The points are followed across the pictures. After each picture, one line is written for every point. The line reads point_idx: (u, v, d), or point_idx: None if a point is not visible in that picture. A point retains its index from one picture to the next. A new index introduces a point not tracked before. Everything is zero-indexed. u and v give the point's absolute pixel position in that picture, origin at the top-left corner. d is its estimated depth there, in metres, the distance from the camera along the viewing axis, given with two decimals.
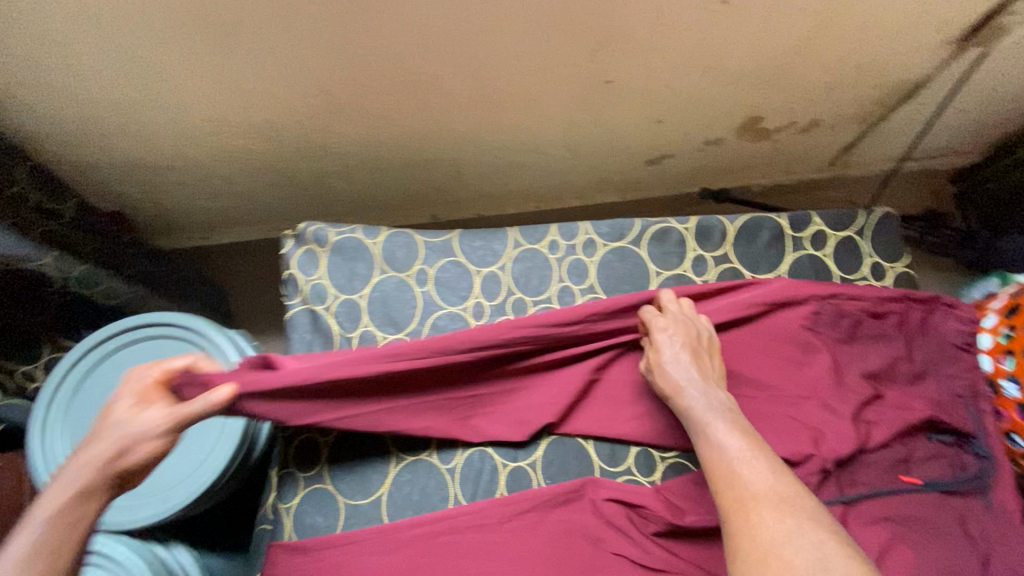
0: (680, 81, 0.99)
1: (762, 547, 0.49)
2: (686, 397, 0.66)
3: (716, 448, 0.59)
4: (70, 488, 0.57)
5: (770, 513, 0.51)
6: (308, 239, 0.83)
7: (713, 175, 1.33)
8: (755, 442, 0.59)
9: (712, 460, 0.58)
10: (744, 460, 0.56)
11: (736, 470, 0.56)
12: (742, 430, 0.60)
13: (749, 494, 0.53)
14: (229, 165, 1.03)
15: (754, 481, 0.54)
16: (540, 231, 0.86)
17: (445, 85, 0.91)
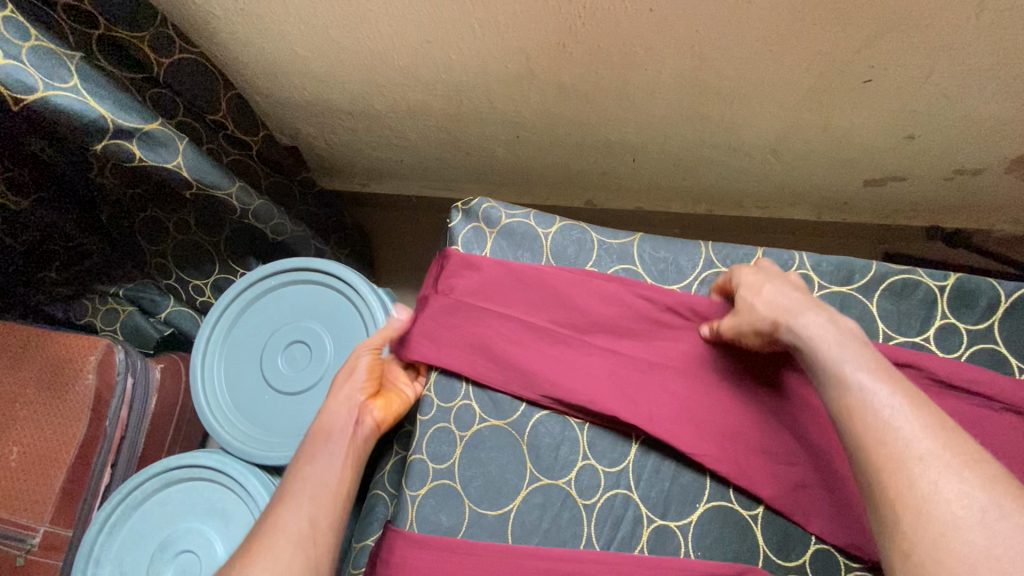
0: (963, 94, 0.76)
1: (927, 520, 0.44)
2: (805, 335, 0.57)
3: (854, 398, 0.51)
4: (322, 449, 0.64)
5: (942, 471, 0.45)
6: (478, 215, 0.77)
7: (944, 211, 1.07)
8: (896, 380, 0.51)
9: (847, 400, 0.51)
10: (895, 410, 0.49)
11: (878, 424, 0.49)
12: (883, 371, 0.52)
13: (910, 454, 0.47)
14: (406, 120, 0.99)
15: (902, 433, 0.48)
16: (740, 254, 0.72)
17: (661, 64, 0.77)
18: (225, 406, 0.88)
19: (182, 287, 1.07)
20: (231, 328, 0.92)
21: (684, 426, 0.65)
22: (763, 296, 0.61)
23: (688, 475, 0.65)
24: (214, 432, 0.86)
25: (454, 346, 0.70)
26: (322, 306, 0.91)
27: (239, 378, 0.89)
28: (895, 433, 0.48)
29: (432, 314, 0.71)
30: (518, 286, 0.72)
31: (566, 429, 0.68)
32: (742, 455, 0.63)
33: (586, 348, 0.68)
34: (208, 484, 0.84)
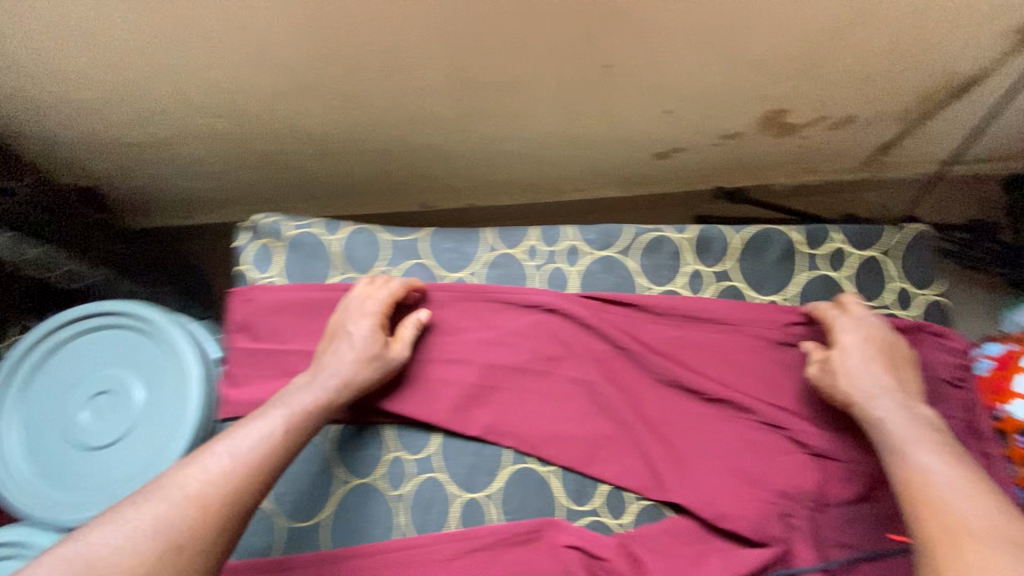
0: (692, 70, 0.88)
1: (956, 570, 0.49)
2: (877, 416, 0.62)
3: (915, 464, 0.57)
4: (265, 425, 0.61)
5: (974, 515, 0.52)
6: (263, 231, 0.76)
7: (728, 173, 1.21)
8: (955, 460, 0.57)
9: (911, 475, 0.57)
10: (947, 480, 0.55)
11: (922, 476, 0.56)
12: (935, 444, 0.59)
13: (955, 513, 0.53)
14: (203, 146, 0.97)
15: (954, 501, 0.54)
16: (518, 235, 0.78)
17: (424, 66, 0.82)
18: (26, 474, 0.81)
19: None
20: (25, 390, 0.85)
21: (473, 401, 0.69)
22: (861, 346, 0.67)
23: (489, 447, 0.69)
24: (16, 502, 0.79)
25: (262, 370, 0.72)
26: (127, 348, 0.86)
27: (39, 441, 0.82)
28: (943, 499, 0.54)
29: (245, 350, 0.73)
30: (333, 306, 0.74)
31: (369, 427, 0.70)
32: (527, 421, 0.69)
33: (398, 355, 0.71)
34: (14, 561, 0.77)
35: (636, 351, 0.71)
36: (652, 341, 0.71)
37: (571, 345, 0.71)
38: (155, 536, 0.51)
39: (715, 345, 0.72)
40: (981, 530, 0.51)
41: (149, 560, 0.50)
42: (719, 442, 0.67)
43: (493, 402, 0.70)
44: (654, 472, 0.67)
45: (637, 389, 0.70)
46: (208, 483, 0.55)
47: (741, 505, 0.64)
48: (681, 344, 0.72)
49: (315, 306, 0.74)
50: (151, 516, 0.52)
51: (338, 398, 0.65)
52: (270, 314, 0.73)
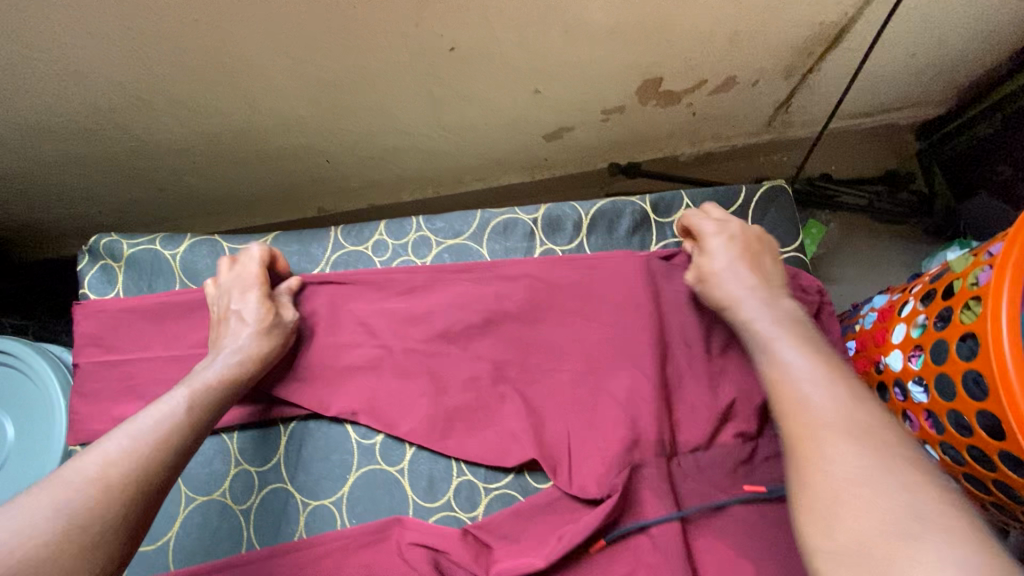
0: (542, 45, 0.85)
1: (826, 477, 0.46)
2: (747, 318, 0.60)
3: (777, 360, 0.55)
4: (171, 401, 0.58)
5: (837, 415, 0.49)
6: (102, 253, 0.75)
7: (627, 148, 1.18)
8: (819, 354, 0.54)
9: (773, 374, 0.54)
10: (808, 375, 0.52)
11: (785, 373, 0.54)
12: (798, 336, 0.56)
13: (811, 403, 0.50)
14: (65, 169, 0.95)
15: (813, 393, 0.51)
16: (365, 231, 0.76)
17: (261, 66, 0.81)
18: None
19: None
20: None
21: (313, 387, 0.68)
22: (728, 251, 0.65)
23: (336, 455, 0.68)
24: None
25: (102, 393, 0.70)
26: None
27: None
28: (803, 394, 0.51)
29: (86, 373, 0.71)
30: (173, 321, 0.71)
31: (215, 443, 0.69)
32: (369, 403, 0.67)
33: None
34: None
35: (478, 324, 0.69)
36: (495, 307, 0.69)
37: (413, 322, 0.70)
38: (60, 519, 0.46)
39: (561, 309, 0.69)
40: (837, 423, 0.48)
41: (51, 541, 0.44)
42: (568, 412, 0.66)
43: (338, 393, 0.68)
44: (498, 442, 0.65)
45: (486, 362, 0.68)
46: (111, 466, 0.50)
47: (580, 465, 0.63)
48: (526, 312, 0.69)
49: (154, 322, 0.71)
50: (51, 504, 0.46)
51: (248, 362, 0.64)
52: (109, 337, 0.71)
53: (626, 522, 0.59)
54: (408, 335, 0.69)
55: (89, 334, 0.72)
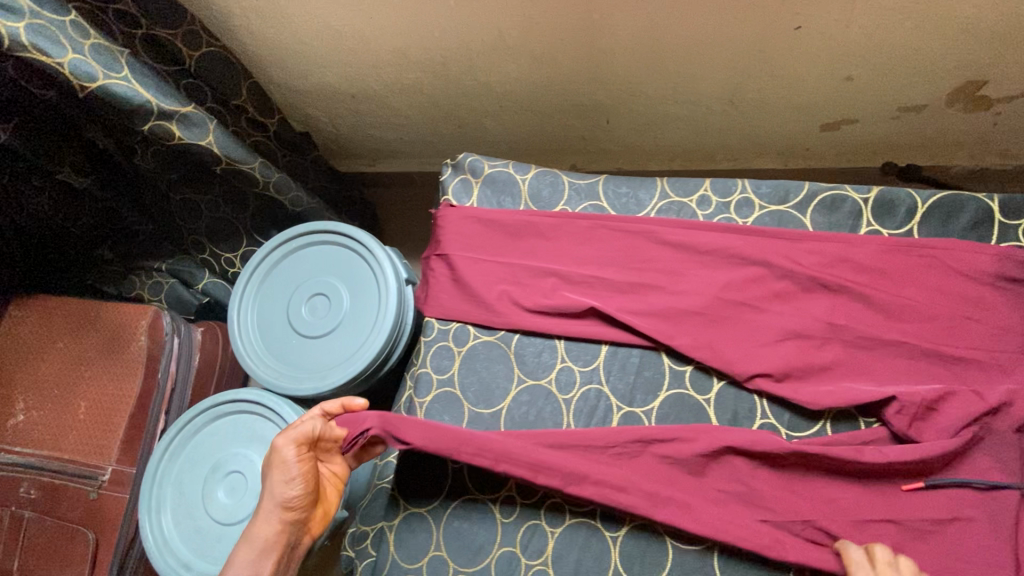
0: (887, 30, 0.86)
1: None
2: None
3: None
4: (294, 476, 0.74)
5: None
6: (465, 168, 0.89)
7: (900, 150, 1.15)
8: None
9: None
10: None
11: None
12: None
13: None
14: (403, 99, 1.12)
15: None
16: (691, 185, 0.83)
17: (617, 27, 0.90)
18: (258, 350, 1.01)
19: (215, 261, 1.22)
20: (260, 285, 1.05)
21: (654, 307, 0.77)
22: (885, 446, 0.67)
23: (650, 369, 0.76)
24: (247, 368, 1.00)
25: (457, 281, 0.84)
26: (337, 261, 1.03)
27: (268, 326, 1.02)
28: None
29: (443, 264, 0.86)
30: (525, 231, 0.84)
31: (546, 339, 0.81)
32: (703, 336, 0.75)
33: (585, 276, 0.80)
34: (248, 416, 0.97)
35: (813, 287, 0.75)
36: (831, 278, 0.74)
37: (750, 274, 0.76)
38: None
39: (894, 290, 0.73)
40: None
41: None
42: (888, 381, 0.70)
43: (664, 319, 0.76)
44: (824, 394, 0.70)
45: (807, 322, 0.73)
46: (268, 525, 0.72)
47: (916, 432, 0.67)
48: (860, 285, 0.73)
49: (506, 230, 0.85)
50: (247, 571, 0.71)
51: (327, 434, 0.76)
52: (467, 235, 0.85)
53: (949, 479, 0.66)
54: (739, 285, 0.76)
55: (450, 231, 0.86)
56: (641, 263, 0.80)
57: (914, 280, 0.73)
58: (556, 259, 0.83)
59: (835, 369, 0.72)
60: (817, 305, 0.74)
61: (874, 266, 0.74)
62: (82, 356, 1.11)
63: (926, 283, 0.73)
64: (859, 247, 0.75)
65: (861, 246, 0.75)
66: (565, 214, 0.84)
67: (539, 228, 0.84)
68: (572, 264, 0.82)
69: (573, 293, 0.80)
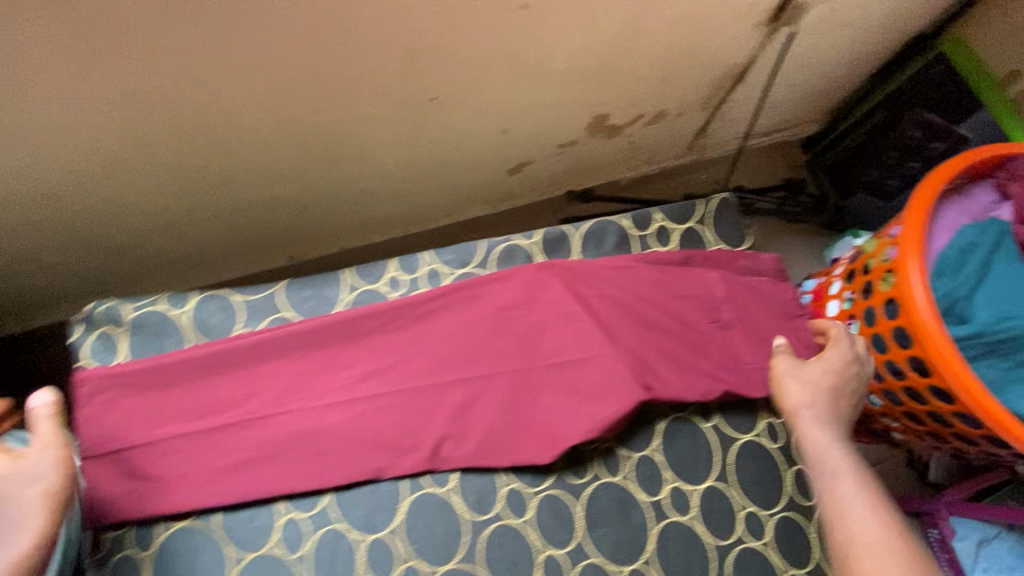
0: (510, 91, 0.96)
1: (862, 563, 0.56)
2: (820, 432, 0.68)
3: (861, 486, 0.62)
4: None
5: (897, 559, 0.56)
6: (99, 320, 0.72)
7: (577, 177, 1.33)
8: (889, 520, 0.59)
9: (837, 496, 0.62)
10: (875, 544, 0.57)
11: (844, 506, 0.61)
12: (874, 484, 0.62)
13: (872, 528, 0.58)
14: (23, 238, 0.90)
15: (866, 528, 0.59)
16: (378, 269, 0.79)
17: (249, 120, 0.84)
18: None
19: None
20: None
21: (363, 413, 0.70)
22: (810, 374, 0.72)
23: (380, 482, 0.69)
24: None
25: (121, 464, 0.67)
26: None
27: None
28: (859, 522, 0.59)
29: (96, 449, 0.67)
30: (192, 373, 0.71)
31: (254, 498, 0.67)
32: (418, 423, 0.70)
33: (278, 406, 0.70)
34: None
35: (504, 335, 0.76)
36: (516, 319, 0.77)
37: (445, 341, 0.75)
38: None
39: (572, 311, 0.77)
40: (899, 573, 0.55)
41: None
42: (596, 403, 0.71)
43: (377, 418, 0.70)
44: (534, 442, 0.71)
45: (509, 371, 0.73)
46: None
47: None
48: (545, 320, 0.77)
49: (172, 380, 0.70)
50: None
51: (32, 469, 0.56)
52: (120, 400, 0.69)
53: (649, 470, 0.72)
54: (440, 359, 0.74)
55: (93, 406, 0.69)
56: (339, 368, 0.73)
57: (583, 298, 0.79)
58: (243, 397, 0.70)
59: (550, 405, 0.72)
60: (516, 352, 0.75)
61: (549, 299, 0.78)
62: None
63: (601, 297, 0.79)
64: (548, 289, 0.78)
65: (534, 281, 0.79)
66: (239, 335, 0.73)
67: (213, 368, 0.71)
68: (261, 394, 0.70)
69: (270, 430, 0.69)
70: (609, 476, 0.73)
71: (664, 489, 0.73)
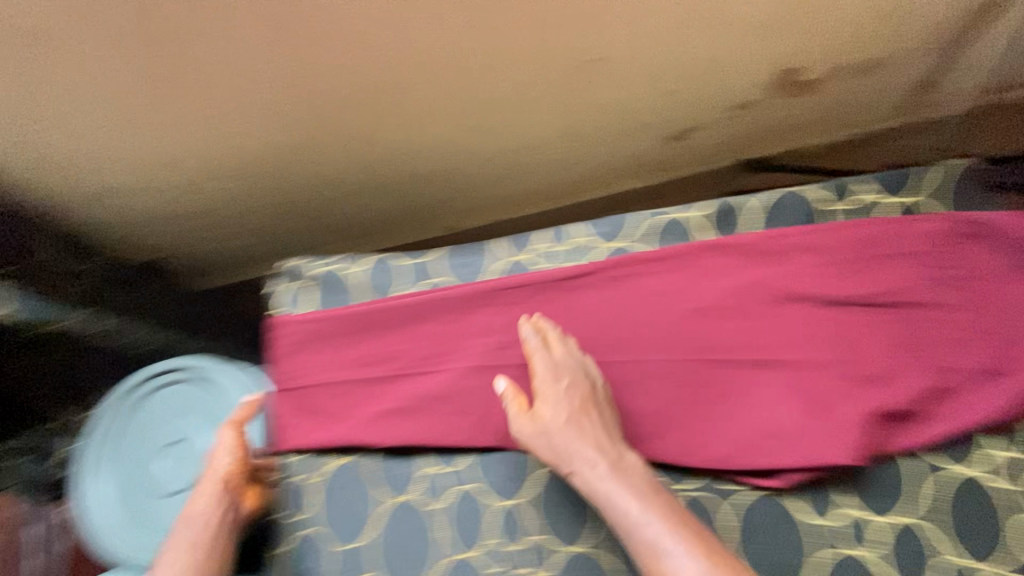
0: (680, 46, 0.87)
1: None
2: (593, 489, 0.61)
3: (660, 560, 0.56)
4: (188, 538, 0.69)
5: None
6: (294, 276, 0.84)
7: (751, 144, 1.17)
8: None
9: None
10: None
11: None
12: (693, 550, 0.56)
13: None
14: (239, 205, 1.06)
15: None
16: (524, 242, 0.81)
17: (419, 94, 0.88)
18: (118, 524, 0.91)
19: (74, 425, 1.10)
20: (115, 449, 0.96)
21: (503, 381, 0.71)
22: (550, 412, 0.65)
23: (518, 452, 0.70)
24: (95, 532, 0.91)
25: (300, 399, 0.77)
26: (195, 404, 0.96)
27: (130, 487, 0.93)
28: None
29: (283, 384, 0.78)
30: (358, 327, 0.77)
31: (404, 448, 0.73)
32: None
33: (428, 365, 0.74)
34: None
35: (652, 318, 0.70)
36: (667, 301, 0.71)
37: (589, 317, 0.73)
38: None
39: (732, 297, 0.69)
40: None
41: None
42: (771, 407, 0.64)
43: (518, 390, 0.71)
44: (680, 435, 0.66)
45: (656, 355, 0.69)
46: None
47: (784, 463, 0.62)
48: (701, 304, 0.70)
49: (341, 332, 0.78)
50: None
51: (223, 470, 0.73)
52: (301, 344, 0.79)
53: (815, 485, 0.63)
54: (583, 338, 0.72)
55: (281, 348, 0.79)
56: (486, 333, 0.74)
57: (747, 282, 0.69)
58: (399, 352, 0.76)
59: (696, 396, 0.67)
60: (666, 336, 0.69)
61: (706, 281, 0.71)
62: None
63: (779, 286, 0.68)
64: (721, 275, 0.71)
65: (691, 261, 0.72)
66: (397, 296, 0.79)
67: (374, 324, 0.77)
68: (414, 352, 0.75)
69: (420, 386, 0.73)
70: (769, 492, 0.64)
71: (838, 515, 0.62)
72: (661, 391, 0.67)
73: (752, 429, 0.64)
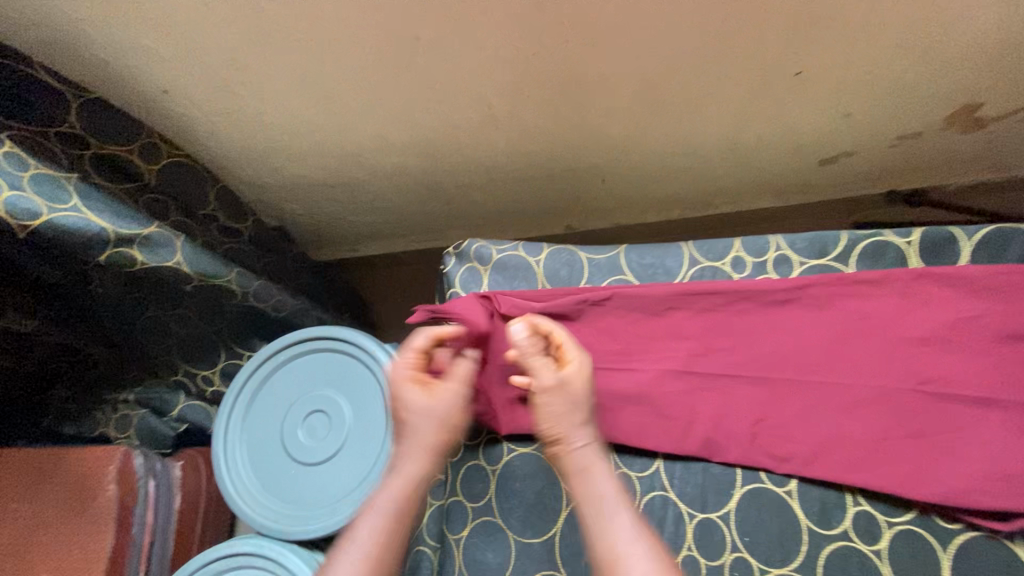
0: (883, 69, 0.84)
1: None
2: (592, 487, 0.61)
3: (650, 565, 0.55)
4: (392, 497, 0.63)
5: None
6: (471, 256, 0.81)
7: (899, 176, 1.14)
8: None
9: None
10: None
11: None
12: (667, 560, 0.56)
13: None
14: (385, 182, 1.04)
15: None
16: (720, 246, 0.77)
17: (610, 93, 0.85)
18: (253, 487, 0.88)
19: (190, 381, 1.08)
20: (248, 409, 0.93)
21: (704, 388, 0.69)
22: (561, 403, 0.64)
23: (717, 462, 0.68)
24: (227, 494, 0.88)
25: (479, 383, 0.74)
26: (333, 372, 0.92)
27: (264, 452, 0.90)
28: None
29: None
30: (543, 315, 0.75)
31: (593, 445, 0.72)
32: (762, 410, 0.67)
33: (620, 362, 0.72)
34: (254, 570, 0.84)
35: (867, 340, 0.68)
36: (884, 324, 0.68)
37: (797, 330, 0.70)
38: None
39: (956, 328, 0.67)
40: None
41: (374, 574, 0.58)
42: (1003, 446, 0.62)
43: (720, 398, 0.69)
44: (900, 463, 0.63)
45: (872, 379, 0.66)
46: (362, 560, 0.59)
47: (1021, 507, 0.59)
48: (922, 332, 0.67)
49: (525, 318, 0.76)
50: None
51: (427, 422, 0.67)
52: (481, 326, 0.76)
53: None
54: (789, 352, 0.69)
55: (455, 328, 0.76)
56: (683, 336, 0.72)
57: (973, 313, 0.67)
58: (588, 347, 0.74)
59: (917, 426, 0.64)
60: (882, 361, 0.67)
61: (926, 308, 0.68)
62: (41, 519, 0.91)
63: (1010, 321, 0.66)
64: (938, 305, 0.68)
65: (909, 286, 0.69)
66: (583, 287, 0.76)
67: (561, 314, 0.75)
68: (605, 348, 0.73)
69: (612, 384, 0.71)
70: (986, 533, 0.62)
71: None
72: (878, 416, 0.65)
73: (983, 467, 0.61)
